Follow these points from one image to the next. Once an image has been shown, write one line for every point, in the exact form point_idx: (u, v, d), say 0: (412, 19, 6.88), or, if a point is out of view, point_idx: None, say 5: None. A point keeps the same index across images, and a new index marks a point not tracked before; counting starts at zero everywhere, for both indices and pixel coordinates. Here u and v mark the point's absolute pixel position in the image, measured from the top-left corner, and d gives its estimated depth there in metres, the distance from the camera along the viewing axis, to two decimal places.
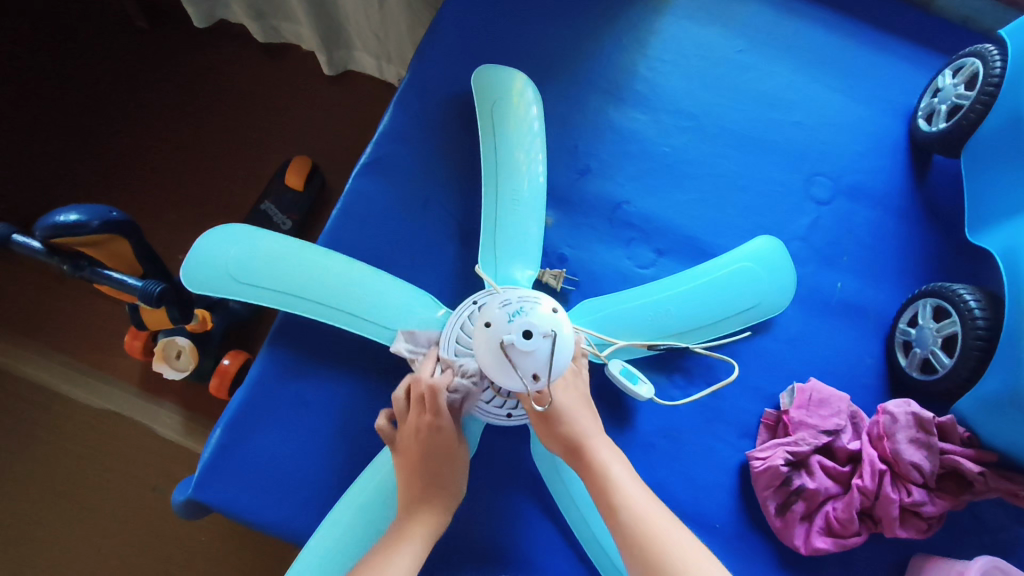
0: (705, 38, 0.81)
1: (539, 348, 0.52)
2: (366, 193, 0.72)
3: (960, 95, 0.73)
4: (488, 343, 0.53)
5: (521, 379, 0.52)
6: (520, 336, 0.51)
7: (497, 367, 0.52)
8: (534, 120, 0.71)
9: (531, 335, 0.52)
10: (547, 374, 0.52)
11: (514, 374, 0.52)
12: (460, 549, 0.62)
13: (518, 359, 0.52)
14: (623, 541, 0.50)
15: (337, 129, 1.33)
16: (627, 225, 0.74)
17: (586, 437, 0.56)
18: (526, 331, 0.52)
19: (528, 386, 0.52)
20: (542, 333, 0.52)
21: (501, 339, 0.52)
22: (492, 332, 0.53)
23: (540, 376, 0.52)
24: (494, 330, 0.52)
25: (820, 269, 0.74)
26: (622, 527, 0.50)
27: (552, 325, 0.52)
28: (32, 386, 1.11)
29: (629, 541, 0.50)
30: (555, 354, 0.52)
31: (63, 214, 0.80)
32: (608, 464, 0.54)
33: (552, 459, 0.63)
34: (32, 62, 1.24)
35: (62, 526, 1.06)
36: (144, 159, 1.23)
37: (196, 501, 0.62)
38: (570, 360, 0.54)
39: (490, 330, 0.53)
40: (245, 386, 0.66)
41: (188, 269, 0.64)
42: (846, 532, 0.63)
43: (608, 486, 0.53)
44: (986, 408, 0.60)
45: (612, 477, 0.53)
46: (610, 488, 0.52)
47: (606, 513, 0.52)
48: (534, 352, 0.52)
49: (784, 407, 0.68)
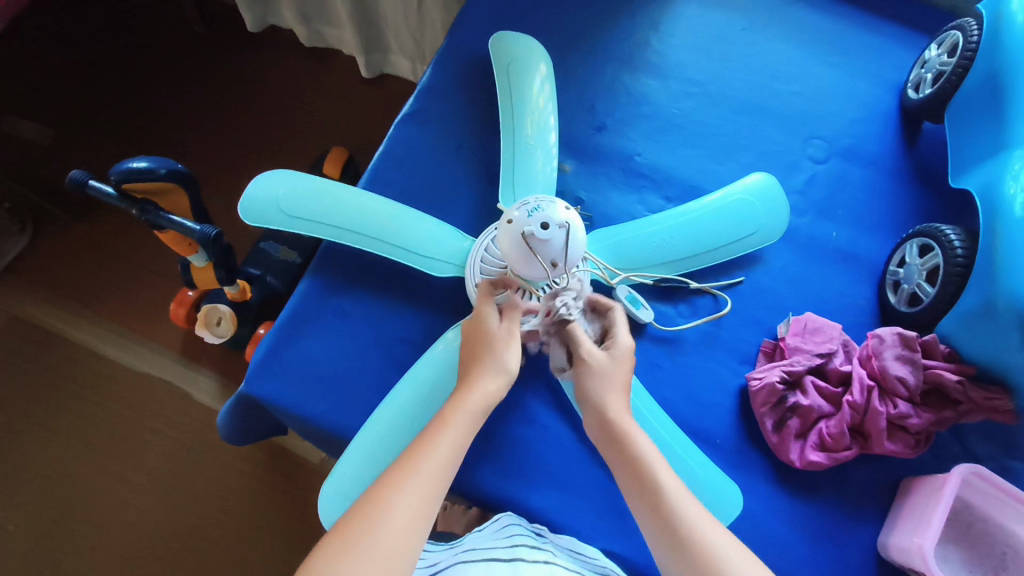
0: (712, 18, 0.90)
1: (555, 237, 0.61)
2: (406, 138, 0.81)
3: (943, 63, 0.81)
4: (511, 235, 0.62)
5: (542, 265, 0.62)
6: (538, 228, 0.61)
7: (521, 257, 0.62)
8: (545, 79, 0.81)
9: (547, 227, 0.61)
10: (564, 261, 0.62)
11: (535, 262, 0.62)
12: (481, 447, 0.68)
13: (538, 247, 0.61)
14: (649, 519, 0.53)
15: (371, 124, 1.46)
16: (639, 174, 0.81)
17: (615, 414, 0.59)
18: (544, 223, 0.61)
19: (550, 269, 0.62)
20: (557, 224, 0.61)
21: (523, 231, 0.61)
22: (515, 227, 0.62)
23: (558, 264, 0.62)
24: (516, 225, 0.61)
25: (816, 220, 0.81)
26: (648, 507, 0.54)
27: (566, 218, 0.62)
28: (100, 342, 1.26)
29: (651, 525, 0.53)
30: (569, 242, 0.62)
31: (134, 161, 0.91)
32: (637, 444, 0.57)
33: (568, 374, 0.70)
34: (116, 67, 1.44)
35: (114, 468, 1.19)
36: (203, 148, 1.40)
37: (248, 395, 0.70)
38: (582, 250, 0.63)
39: (512, 225, 0.62)
40: (294, 299, 0.74)
41: (244, 203, 0.74)
42: (838, 447, 0.68)
43: (638, 463, 0.56)
44: (964, 324, 0.65)
45: (641, 453, 0.57)
46: (641, 467, 0.56)
47: (632, 492, 0.55)
48: (551, 241, 0.61)
49: (781, 335, 0.74)
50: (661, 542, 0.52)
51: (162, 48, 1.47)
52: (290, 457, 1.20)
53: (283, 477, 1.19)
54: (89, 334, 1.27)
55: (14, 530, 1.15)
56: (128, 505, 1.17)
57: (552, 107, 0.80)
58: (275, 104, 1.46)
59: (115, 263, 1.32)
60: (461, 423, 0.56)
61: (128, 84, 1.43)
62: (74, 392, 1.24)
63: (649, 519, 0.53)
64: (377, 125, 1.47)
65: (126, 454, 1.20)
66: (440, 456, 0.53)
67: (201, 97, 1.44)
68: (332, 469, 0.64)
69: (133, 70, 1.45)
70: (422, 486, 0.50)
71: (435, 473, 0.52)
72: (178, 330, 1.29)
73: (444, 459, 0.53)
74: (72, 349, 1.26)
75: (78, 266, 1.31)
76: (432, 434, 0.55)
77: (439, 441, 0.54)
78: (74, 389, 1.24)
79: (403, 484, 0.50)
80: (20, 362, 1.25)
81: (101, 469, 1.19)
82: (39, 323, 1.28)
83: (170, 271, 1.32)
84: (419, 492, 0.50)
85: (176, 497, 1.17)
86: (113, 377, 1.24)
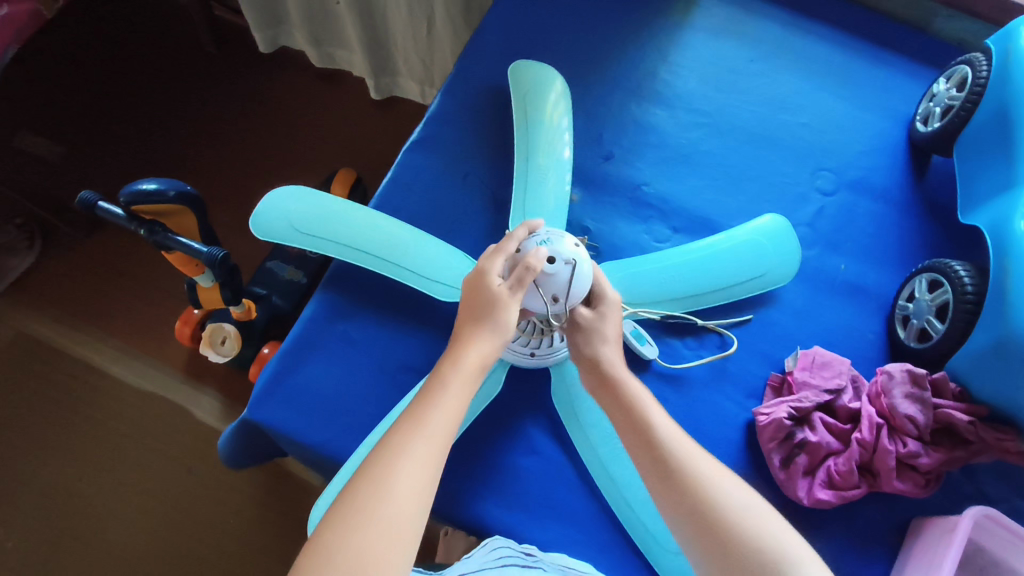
0: (720, 49, 0.91)
1: (560, 272, 0.63)
2: (414, 165, 0.82)
3: (952, 97, 0.81)
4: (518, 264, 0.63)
5: (543, 299, 0.63)
6: (546, 261, 0.62)
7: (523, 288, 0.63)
8: (562, 110, 0.81)
9: (554, 262, 0.63)
10: (565, 297, 0.63)
11: (537, 294, 0.63)
12: (482, 478, 0.68)
13: (542, 280, 0.63)
14: (643, 456, 0.57)
15: (379, 146, 1.48)
16: (646, 204, 0.81)
17: (610, 362, 0.62)
18: (551, 257, 0.63)
19: (550, 303, 0.63)
20: (563, 260, 0.63)
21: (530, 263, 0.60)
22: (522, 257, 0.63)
23: (559, 299, 0.64)
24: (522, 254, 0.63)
25: (824, 253, 0.80)
26: (644, 447, 0.57)
27: (573, 254, 0.64)
28: (104, 360, 1.26)
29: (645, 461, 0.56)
30: (573, 278, 0.63)
31: (144, 183, 0.91)
32: (632, 390, 0.61)
33: (573, 406, 0.70)
34: (129, 86, 1.46)
35: (113, 488, 1.18)
36: (212, 168, 1.41)
37: (251, 421, 0.70)
38: (587, 289, 0.65)
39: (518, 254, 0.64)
40: (300, 323, 0.74)
41: (257, 220, 0.74)
42: (847, 485, 0.67)
43: (633, 407, 0.59)
44: (975, 362, 0.64)
45: (636, 399, 0.60)
46: (635, 410, 0.59)
47: (628, 435, 0.59)
48: (556, 275, 0.63)
49: (788, 369, 0.73)
50: (656, 478, 0.55)
51: (175, 69, 1.49)
52: (291, 479, 1.19)
53: (283, 499, 1.18)
54: (93, 351, 1.27)
55: (11, 549, 1.14)
56: (127, 525, 1.16)
57: (568, 130, 0.81)
58: (286, 124, 1.47)
59: (122, 281, 1.33)
60: (452, 399, 0.56)
61: (140, 103, 1.45)
62: (76, 411, 1.23)
63: (642, 457, 0.57)
64: (385, 146, 1.48)
65: (126, 474, 1.19)
66: (430, 442, 0.53)
67: (212, 117, 1.46)
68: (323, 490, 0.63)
69: (146, 90, 1.47)
70: (411, 477, 0.50)
71: (424, 460, 0.51)
72: (182, 349, 1.29)
73: (434, 444, 0.53)
74: (76, 367, 1.26)
75: (85, 283, 1.32)
76: (421, 413, 0.54)
77: (431, 417, 0.54)
78: (77, 407, 1.23)
79: (389, 477, 0.50)
80: (24, 379, 1.25)
81: (101, 488, 1.18)
82: (44, 340, 1.28)
83: (176, 290, 1.32)
84: (409, 487, 0.50)
85: (175, 518, 1.16)
86: (116, 396, 1.24)
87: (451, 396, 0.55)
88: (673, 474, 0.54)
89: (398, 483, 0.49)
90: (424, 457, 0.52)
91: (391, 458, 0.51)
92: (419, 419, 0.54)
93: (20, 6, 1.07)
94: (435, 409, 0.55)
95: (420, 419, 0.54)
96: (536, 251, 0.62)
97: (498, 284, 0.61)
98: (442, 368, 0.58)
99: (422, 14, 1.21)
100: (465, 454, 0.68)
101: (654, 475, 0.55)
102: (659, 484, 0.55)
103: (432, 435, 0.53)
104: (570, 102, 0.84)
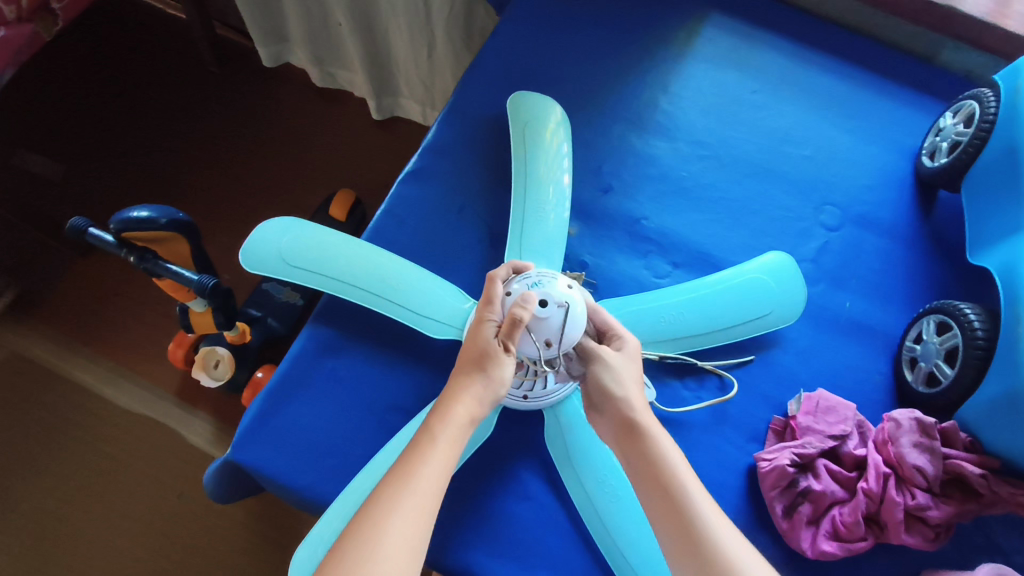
0: (722, 80, 0.89)
1: (552, 316, 0.62)
2: (408, 197, 0.80)
3: (959, 132, 0.79)
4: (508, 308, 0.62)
5: (536, 343, 0.62)
6: (537, 304, 0.62)
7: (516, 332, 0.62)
8: (562, 140, 0.80)
9: (546, 305, 0.62)
10: (558, 341, 0.62)
11: (530, 339, 0.62)
12: (472, 524, 0.65)
13: (534, 324, 0.62)
14: (665, 522, 0.53)
15: (378, 166, 1.46)
16: (645, 239, 0.79)
17: (635, 408, 0.58)
18: (543, 300, 0.62)
19: (542, 348, 0.62)
20: (556, 303, 0.62)
21: (519, 313, 0.59)
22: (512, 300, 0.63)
23: (552, 343, 0.62)
24: (512, 298, 0.62)
25: (828, 290, 0.78)
26: (666, 512, 0.53)
27: (565, 297, 0.63)
28: (95, 382, 1.24)
29: (667, 529, 0.52)
30: (566, 322, 0.62)
31: (136, 210, 0.89)
32: (659, 444, 0.56)
33: (568, 453, 0.67)
34: (128, 105, 1.46)
35: (99, 516, 1.15)
36: (210, 187, 1.40)
37: (234, 462, 0.67)
38: (581, 331, 0.63)
39: (508, 298, 0.63)
40: (288, 359, 0.72)
41: (246, 252, 0.72)
42: (852, 537, 0.64)
43: (658, 465, 0.55)
44: (987, 412, 0.62)
45: (661, 454, 0.55)
46: (659, 467, 0.55)
47: (650, 493, 0.54)
48: (548, 319, 0.62)
49: (791, 413, 0.71)
50: (678, 549, 0.51)
51: (175, 88, 1.49)
52: (282, 508, 1.16)
53: (272, 529, 1.15)
54: (86, 372, 1.25)
55: None
56: (114, 553, 1.13)
57: (568, 156, 0.80)
58: (285, 144, 1.46)
59: (116, 302, 1.31)
60: (443, 451, 0.54)
61: (141, 121, 1.45)
62: (65, 435, 1.21)
63: (663, 523, 0.53)
64: (384, 167, 1.46)
65: (115, 500, 1.16)
66: (420, 497, 0.50)
67: (210, 136, 1.45)
68: (303, 542, 0.60)
69: (146, 108, 1.46)
70: (402, 535, 0.48)
71: (414, 518, 0.49)
72: (175, 371, 1.26)
73: (425, 498, 0.51)
74: (68, 388, 1.24)
75: (78, 303, 1.31)
76: (411, 465, 0.52)
77: (420, 473, 0.52)
78: (67, 430, 1.21)
79: (375, 540, 0.47)
80: (13, 401, 1.23)
81: (89, 514, 1.15)
82: (37, 360, 1.26)
83: (170, 312, 1.31)
84: (399, 545, 0.47)
85: (163, 547, 1.13)
86: (105, 420, 1.22)
87: (442, 447, 0.53)
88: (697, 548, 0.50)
89: (388, 541, 0.47)
90: (414, 513, 0.49)
91: (382, 514, 0.49)
92: (408, 476, 0.51)
93: (19, 28, 1.06)
94: (427, 461, 0.52)
95: (409, 475, 0.51)
96: (524, 297, 0.61)
97: (493, 338, 0.59)
98: (434, 418, 0.55)
99: (423, 37, 1.20)
100: (454, 500, 0.66)
101: (675, 544, 0.52)
102: (682, 555, 0.51)
103: (423, 489, 0.51)
104: (570, 132, 0.82)
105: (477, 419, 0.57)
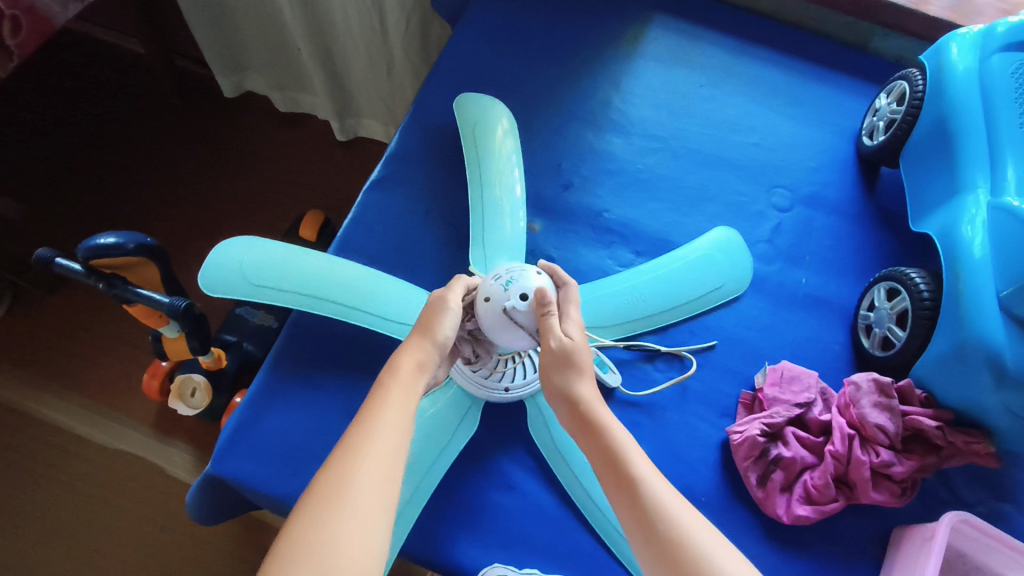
0: (671, 76, 0.93)
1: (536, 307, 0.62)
2: (373, 204, 0.82)
3: (893, 111, 0.84)
4: (490, 313, 0.62)
5: (531, 334, 0.62)
6: (519, 300, 0.62)
7: (506, 329, 0.62)
8: (507, 135, 0.82)
9: (527, 297, 0.62)
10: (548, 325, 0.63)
11: (522, 332, 0.62)
12: (456, 517, 0.66)
13: (520, 317, 0.62)
14: (631, 519, 0.50)
15: (344, 184, 1.48)
16: (608, 231, 0.82)
17: (589, 400, 0.56)
18: (522, 293, 0.62)
19: (534, 338, 0.63)
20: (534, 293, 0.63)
21: (504, 305, 0.61)
22: (493, 304, 0.62)
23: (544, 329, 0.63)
24: (495, 301, 0.62)
25: (785, 267, 0.81)
26: (625, 499, 0.51)
27: (541, 284, 0.63)
28: (66, 418, 1.22)
29: (633, 530, 0.49)
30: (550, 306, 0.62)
31: (103, 237, 0.89)
32: (616, 436, 0.54)
33: (557, 450, 0.68)
34: (87, 139, 1.45)
35: (76, 554, 1.12)
36: (177, 215, 1.40)
37: (215, 475, 0.67)
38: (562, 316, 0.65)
39: (491, 302, 0.62)
40: (263, 372, 0.72)
41: (207, 272, 0.72)
42: (824, 499, 0.66)
43: (617, 458, 0.52)
44: (938, 368, 0.65)
45: (612, 443, 0.53)
46: (620, 462, 0.52)
47: (613, 489, 0.52)
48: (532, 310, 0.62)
49: (758, 386, 0.73)
50: (648, 550, 0.48)
51: (135, 120, 1.49)
52: (267, 532, 1.15)
53: (257, 552, 1.14)
54: (59, 412, 1.22)
55: None
56: None
57: (514, 148, 0.82)
58: (253, 171, 1.47)
59: (85, 337, 1.29)
60: (399, 396, 0.52)
61: (103, 157, 1.44)
62: (36, 475, 1.18)
63: (625, 510, 0.50)
64: (350, 185, 1.48)
65: (93, 538, 1.14)
66: (370, 484, 0.45)
67: (174, 166, 1.45)
68: None
69: (110, 145, 1.45)
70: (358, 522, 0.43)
71: (368, 503, 0.44)
72: (150, 403, 1.25)
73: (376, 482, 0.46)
74: (42, 429, 1.21)
75: (42, 340, 1.28)
76: (353, 450, 0.47)
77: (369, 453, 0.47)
78: (40, 471, 1.18)
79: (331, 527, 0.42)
80: None
81: (66, 555, 1.12)
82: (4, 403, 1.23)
83: (141, 342, 1.29)
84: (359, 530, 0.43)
85: None
86: (77, 457, 1.19)
87: (399, 396, 0.52)
88: (668, 551, 0.47)
89: (357, 492, 0.44)
90: (379, 459, 0.47)
91: (351, 463, 0.46)
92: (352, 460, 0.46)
93: None
94: (387, 410, 0.51)
95: (355, 463, 0.46)
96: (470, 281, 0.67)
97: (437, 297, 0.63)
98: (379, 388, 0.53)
99: (381, 56, 1.23)
100: (437, 497, 0.67)
101: (639, 533, 0.49)
102: (650, 554, 0.48)
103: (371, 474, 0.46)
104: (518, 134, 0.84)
105: (427, 364, 0.56)
